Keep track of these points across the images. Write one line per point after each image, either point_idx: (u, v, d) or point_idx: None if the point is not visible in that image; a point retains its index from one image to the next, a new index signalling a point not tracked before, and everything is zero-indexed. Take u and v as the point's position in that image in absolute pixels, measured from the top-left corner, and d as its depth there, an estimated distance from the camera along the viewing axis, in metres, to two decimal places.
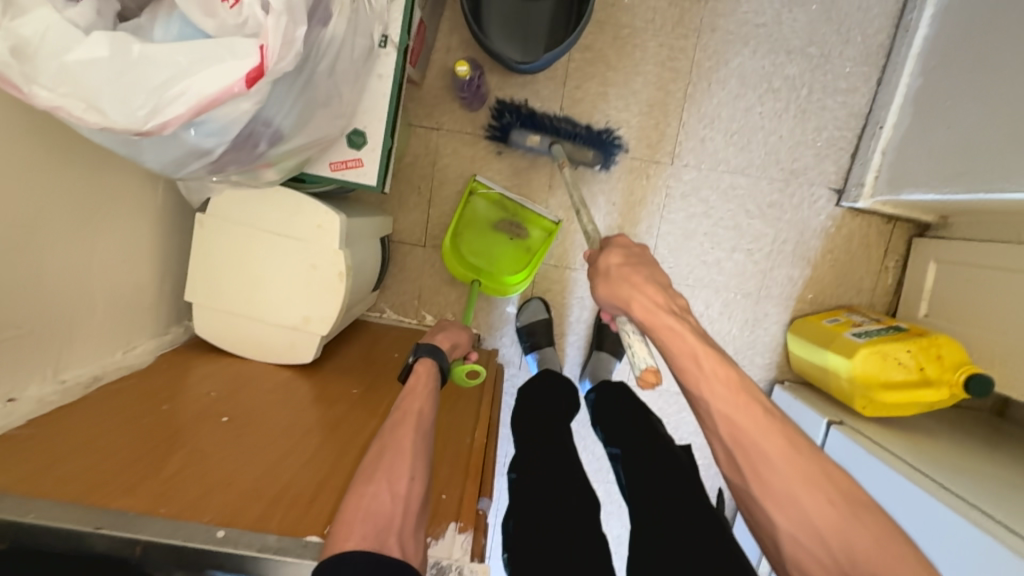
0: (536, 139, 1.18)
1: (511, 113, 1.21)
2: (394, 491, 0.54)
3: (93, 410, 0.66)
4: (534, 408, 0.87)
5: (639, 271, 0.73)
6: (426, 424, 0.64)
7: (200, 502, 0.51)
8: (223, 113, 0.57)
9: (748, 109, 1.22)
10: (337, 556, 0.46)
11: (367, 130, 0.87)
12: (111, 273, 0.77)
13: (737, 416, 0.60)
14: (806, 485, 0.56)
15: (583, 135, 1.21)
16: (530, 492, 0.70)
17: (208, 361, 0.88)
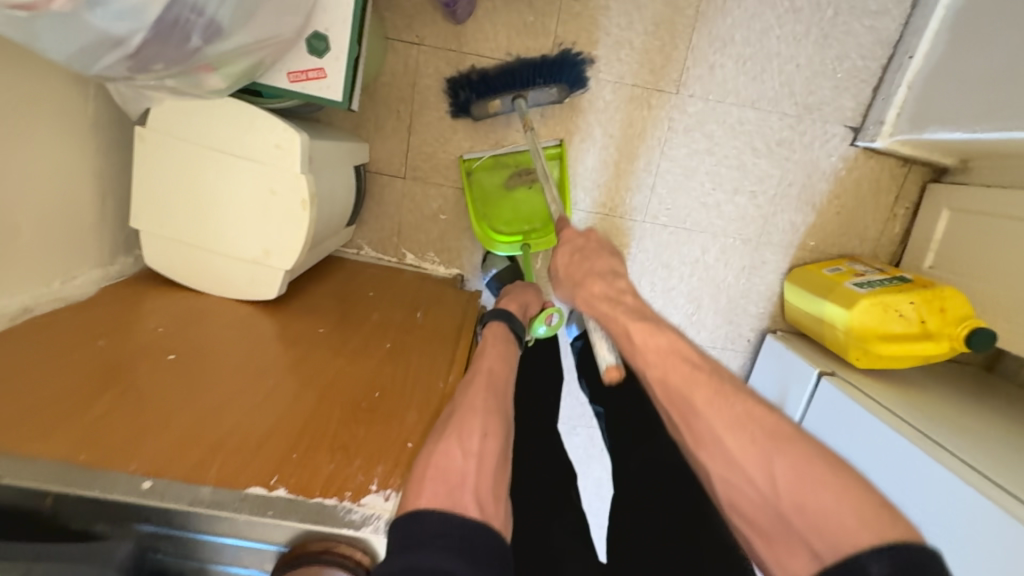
0: (500, 97, 1.08)
1: (464, 87, 1.10)
2: (465, 448, 0.49)
3: (19, 344, 0.59)
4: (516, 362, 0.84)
5: (583, 262, 0.74)
6: (500, 384, 0.61)
7: (125, 447, 0.46)
8: None
9: (765, 31, 1.10)
10: (410, 515, 0.42)
11: (330, 34, 0.75)
12: (34, 195, 0.67)
13: (667, 377, 0.55)
14: (729, 425, 0.48)
15: (543, 65, 1.07)
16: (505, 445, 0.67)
17: (160, 295, 0.81)
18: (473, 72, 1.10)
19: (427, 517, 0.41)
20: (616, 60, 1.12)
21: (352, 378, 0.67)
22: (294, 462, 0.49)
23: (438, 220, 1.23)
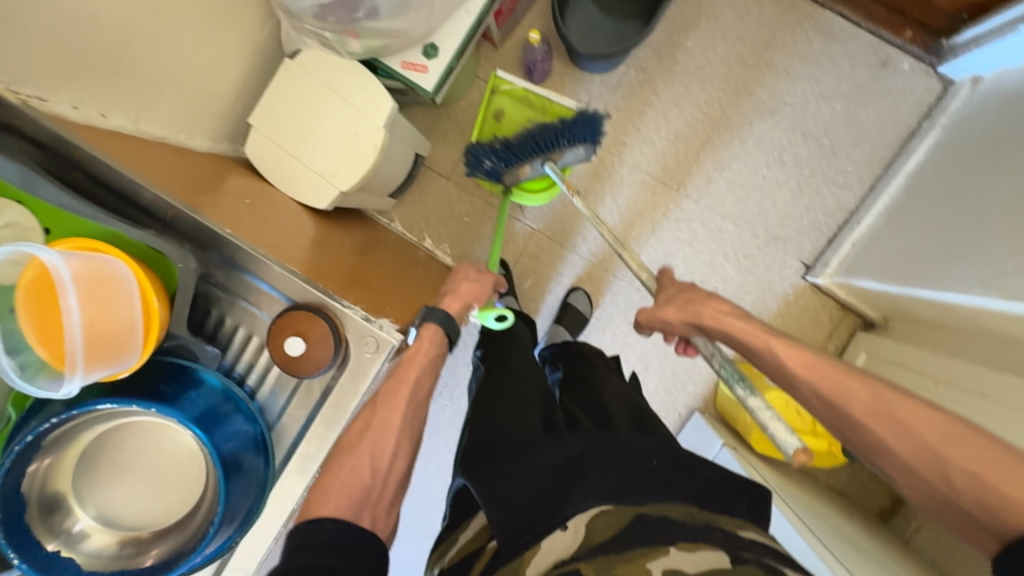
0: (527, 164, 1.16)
1: (488, 156, 1.16)
2: (374, 466, 0.63)
3: (155, 151, 0.83)
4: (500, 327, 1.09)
5: (689, 293, 0.86)
6: (420, 396, 0.71)
7: (217, 218, 0.68)
8: None
9: (755, 170, 1.40)
10: (312, 519, 0.56)
11: (441, 47, 1.04)
12: (201, 69, 0.94)
13: (835, 395, 0.70)
14: (894, 433, 0.67)
15: (565, 126, 1.11)
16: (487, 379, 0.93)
17: (244, 174, 1.04)
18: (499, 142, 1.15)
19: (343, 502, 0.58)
20: (639, 152, 1.42)
21: (357, 270, 0.89)
22: (312, 271, 0.72)
23: (462, 221, 1.48)
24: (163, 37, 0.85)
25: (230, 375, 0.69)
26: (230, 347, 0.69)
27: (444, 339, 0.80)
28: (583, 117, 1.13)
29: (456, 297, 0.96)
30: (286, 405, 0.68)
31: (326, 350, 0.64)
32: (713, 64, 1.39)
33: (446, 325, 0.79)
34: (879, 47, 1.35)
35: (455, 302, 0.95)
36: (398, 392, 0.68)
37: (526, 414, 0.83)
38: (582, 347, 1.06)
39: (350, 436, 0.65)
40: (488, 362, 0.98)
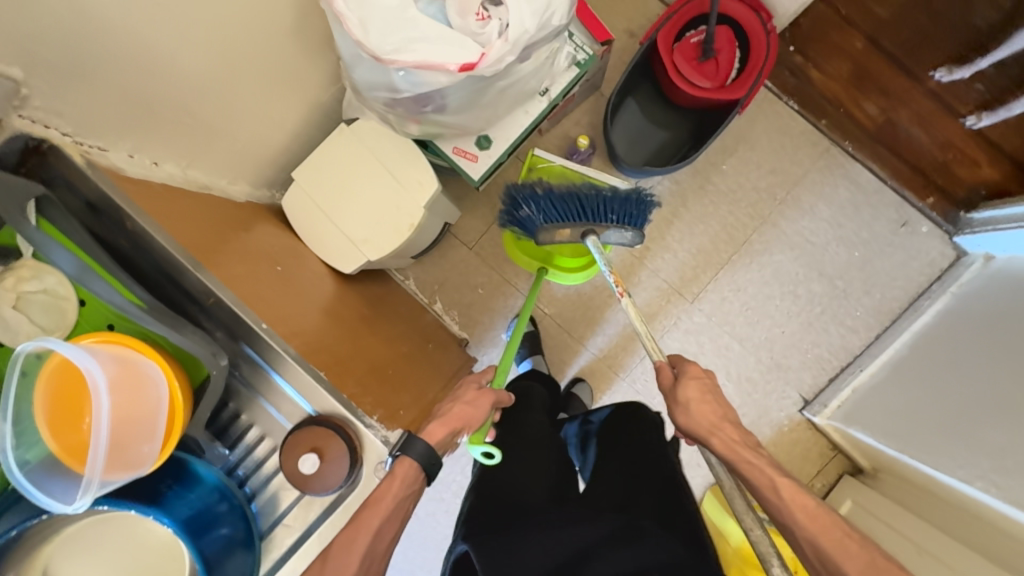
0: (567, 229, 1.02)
1: (530, 202, 1.04)
2: None
3: (199, 204, 0.82)
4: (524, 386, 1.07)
5: (706, 398, 0.82)
6: (382, 547, 0.58)
7: (252, 304, 0.66)
8: (428, 77, 0.77)
9: (767, 297, 1.43)
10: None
11: (494, 141, 1.06)
12: (260, 124, 0.94)
13: (821, 539, 0.69)
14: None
15: (617, 198, 1.00)
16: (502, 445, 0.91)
17: (276, 225, 1.03)
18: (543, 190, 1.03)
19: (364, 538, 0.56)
20: (659, 258, 1.45)
21: (374, 354, 0.88)
22: (336, 372, 0.68)
23: (475, 291, 1.48)
24: (233, 98, 0.84)
25: (232, 472, 0.64)
26: (240, 442, 0.64)
27: (423, 475, 0.62)
28: (637, 198, 1.02)
29: (448, 421, 0.74)
30: (285, 515, 0.63)
31: (338, 473, 0.60)
32: (745, 189, 1.43)
33: (427, 461, 0.61)
34: (903, 205, 1.39)
35: (442, 428, 0.74)
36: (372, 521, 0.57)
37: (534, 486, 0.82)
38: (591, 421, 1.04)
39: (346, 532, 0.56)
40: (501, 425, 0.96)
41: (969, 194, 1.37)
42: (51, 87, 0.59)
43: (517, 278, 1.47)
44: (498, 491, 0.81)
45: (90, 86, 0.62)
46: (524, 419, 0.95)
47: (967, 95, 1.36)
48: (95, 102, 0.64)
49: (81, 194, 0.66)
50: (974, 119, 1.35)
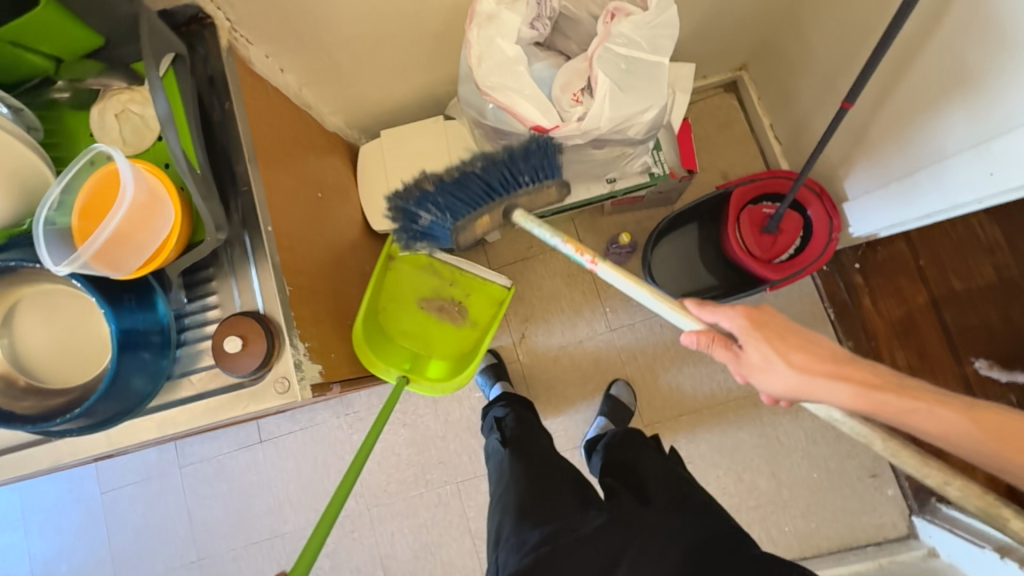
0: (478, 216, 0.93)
1: (425, 207, 0.95)
2: None
3: (293, 116, 0.97)
4: (524, 418, 1.23)
5: (798, 346, 0.76)
6: None
7: (273, 210, 0.78)
8: (509, 121, 0.92)
9: (713, 464, 1.44)
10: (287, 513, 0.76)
11: (547, 196, 1.16)
12: (376, 83, 1.09)
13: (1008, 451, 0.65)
14: None
15: (517, 155, 0.88)
16: (524, 464, 1.06)
17: (344, 163, 1.18)
18: (434, 194, 0.94)
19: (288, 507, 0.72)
20: (639, 373, 1.49)
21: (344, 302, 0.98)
22: (298, 296, 0.79)
23: None
24: (365, 55, 0.99)
25: (181, 317, 0.73)
26: (201, 300, 0.73)
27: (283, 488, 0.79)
28: (533, 142, 0.87)
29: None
30: (195, 373, 0.72)
31: (249, 366, 0.68)
32: None
33: None
34: (881, 459, 1.38)
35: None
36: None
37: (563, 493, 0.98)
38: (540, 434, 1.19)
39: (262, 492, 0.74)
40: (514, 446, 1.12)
41: None
42: None
43: (513, 317, 1.56)
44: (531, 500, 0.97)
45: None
46: (536, 441, 1.15)
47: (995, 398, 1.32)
48: (261, 8, 0.79)
49: (210, 65, 0.75)
50: None
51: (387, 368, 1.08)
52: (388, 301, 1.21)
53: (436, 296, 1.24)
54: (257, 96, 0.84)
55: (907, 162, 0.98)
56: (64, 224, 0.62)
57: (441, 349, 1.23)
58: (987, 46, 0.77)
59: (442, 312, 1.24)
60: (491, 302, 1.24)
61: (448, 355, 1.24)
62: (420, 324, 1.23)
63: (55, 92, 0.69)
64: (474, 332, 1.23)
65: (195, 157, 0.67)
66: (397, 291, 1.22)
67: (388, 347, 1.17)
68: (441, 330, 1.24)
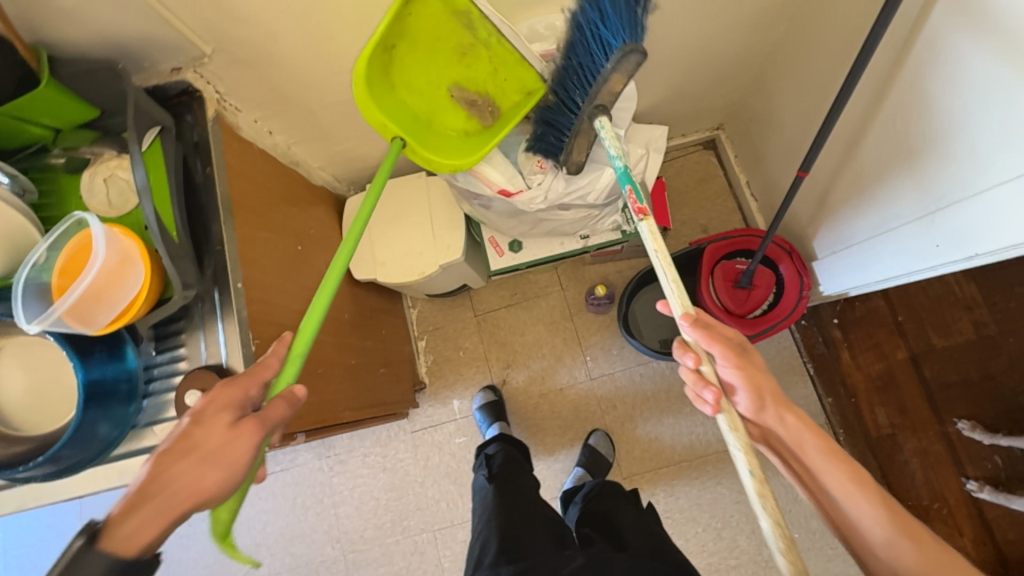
0: (602, 70, 0.74)
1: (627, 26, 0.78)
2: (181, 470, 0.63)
3: (278, 173, 1.03)
4: (511, 450, 1.27)
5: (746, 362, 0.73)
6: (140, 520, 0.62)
7: (246, 266, 0.82)
8: (472, 184, 0.98)
9: (691, 520, 1.41)
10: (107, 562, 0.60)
11: (523, 249, 1.21)
12: (361, 142, 1.16)
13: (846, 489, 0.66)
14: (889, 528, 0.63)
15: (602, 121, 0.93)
16: (502, 494, 1.10)
17: (329, 214, 1.24)
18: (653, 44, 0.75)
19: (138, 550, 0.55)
20: (618, 423, 1.49)
21: (316, 350, 1.01)
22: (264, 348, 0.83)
23: (457, 352, 1.60)
24: (350, 119, 1.06)
25: (149, 368, 0.76)
26: (170, 351, 0.76)
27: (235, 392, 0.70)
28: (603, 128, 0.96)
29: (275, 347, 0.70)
30: (160, 422, 0.75)
31: None
32: None
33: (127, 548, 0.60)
34: None
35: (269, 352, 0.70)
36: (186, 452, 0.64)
37: (537, 526, 1.00)
38: (521, 463, 1.23)
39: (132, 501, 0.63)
40: (497, 481, 1.15)
41: None
42: (226, 65, 0.82)
43: (495, 363, 1.58)
44: (509, 524, 1.01)
45: (247, 70, 0.85)
46: (521, 476, 1.18)
47: (981, 461, 1.32)
48: (249, 80, 0.87)
49: (196, 132, 0.81)
50: (975, 485, 1.29)
51: (382, 121, 0.81)
52: (402, 47, 0.82)
53: (458, 51, 0.84)
54: (241, 158, 0.90)
55: (865, 228, 1.01)
56: (46, 281, 0.66)
57: (450, 122, 0.90)
58: (923, 127, 0.81)
59: (469, 104, 0.89)
60: (518, 89, 0.89)
61: (453, 132, 0.90)
62: (430, 88, 0.87)
63: (53, 157, 0.75)
64: (490, 122, 0.91)
65: (172, 221, 0.73)
66: (422, 30, 0.81)
67: (389, 101, 0.83)
68: (460, 125, 0.90)
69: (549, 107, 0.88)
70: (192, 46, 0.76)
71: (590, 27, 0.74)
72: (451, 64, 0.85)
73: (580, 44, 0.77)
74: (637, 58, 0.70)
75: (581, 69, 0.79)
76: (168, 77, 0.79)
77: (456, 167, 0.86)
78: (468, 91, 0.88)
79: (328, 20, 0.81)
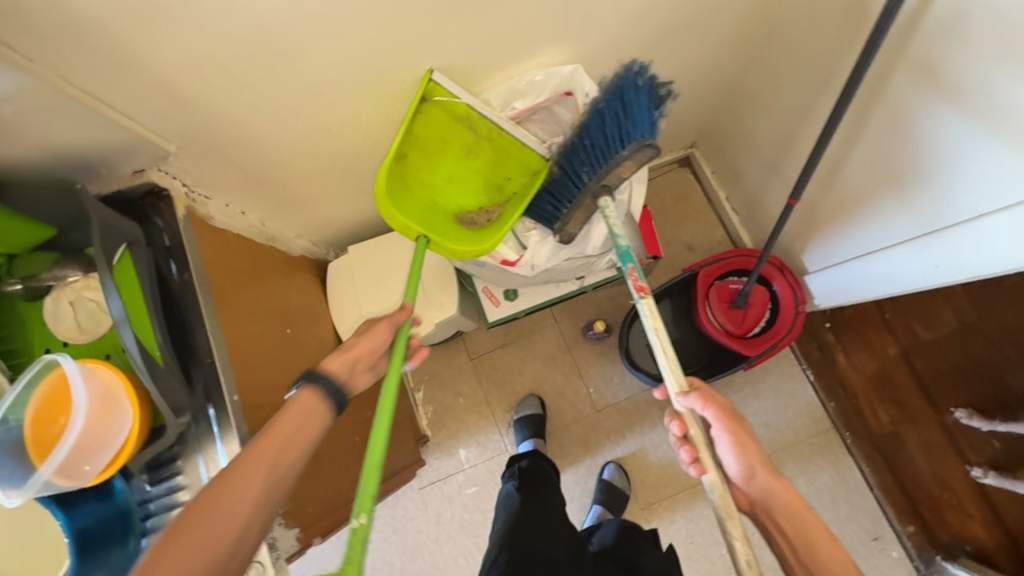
0: (620, 156, 0.84)
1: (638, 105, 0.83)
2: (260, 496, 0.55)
3: (256, 254, 0.97)
4: (538, 465, 1.20)
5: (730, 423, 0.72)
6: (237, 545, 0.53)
7: (239, 370, 0.76)
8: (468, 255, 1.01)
9: (714, 542, 1.40)
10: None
11: (519, 297, 1.18)
12: (339, 207, 1.11)
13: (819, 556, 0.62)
14: None
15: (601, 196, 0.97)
16: (530, 508, 1.05)
17: (313, 283, 1.18)
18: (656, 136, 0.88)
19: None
20: (629, 452, 1.47)
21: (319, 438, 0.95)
22: None
23: (456, 399, 1.55)
24: (327, 188, 1.01)
25: (145, 503, 0.68)
26: (166, 482, 0.69)
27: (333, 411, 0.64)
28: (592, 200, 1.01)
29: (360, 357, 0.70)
30: None
31: None
32: None
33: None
34: (881, 519, 1.39)
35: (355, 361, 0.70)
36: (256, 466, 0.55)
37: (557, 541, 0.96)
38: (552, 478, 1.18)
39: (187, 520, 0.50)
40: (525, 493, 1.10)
41: (951, 541, 1.33)
42: (193, 158, 0.76)
43: (497, 405, 1.54)
44: (536, 535, 0.96)
45: (215, 160, 0.79)
46: (548, 492, 1.13)
47: (980, 445, 1.35)
48: (218, 168, 0.81)
49: (168, 235, 0.75)
50: (979, 471, 1.31)
51: (401, 221, 0.88)
52: (412, 153, 0.90)
53: (466, 148, 0.91)
54: (218, 251, 0.84)
55: (856, 245, 1.02)
56: (18, 434, 0.60)
57: (467, 211, 0.96)
58: (908, 152, 0.82)
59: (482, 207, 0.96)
60: (524, 170, 0.94)
61: (470, 218, 0.95)
62: (443, 184, 0.94)
63: (7, 285, 0.67)
64: (502, 206, 0.96)
65: (154, 341, 0.66)
66: (429, 137, 0.89)
67: (405, 202, 0.90)
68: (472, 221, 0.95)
69: (553, 178, 0.92)
70: (156, 147, 0.70)
71: (608, 116, 0.83)
72: (461, 161, 0.92)
73: (597, 127, 0.85)
74: (653, 152, 0.83)
75: (593, 148, 0.86)
76: (132, 180, 0.73)
77: (473, 251, 0.91)
78: (478, 180, 0.94)
79: (300, 101, 0.76)
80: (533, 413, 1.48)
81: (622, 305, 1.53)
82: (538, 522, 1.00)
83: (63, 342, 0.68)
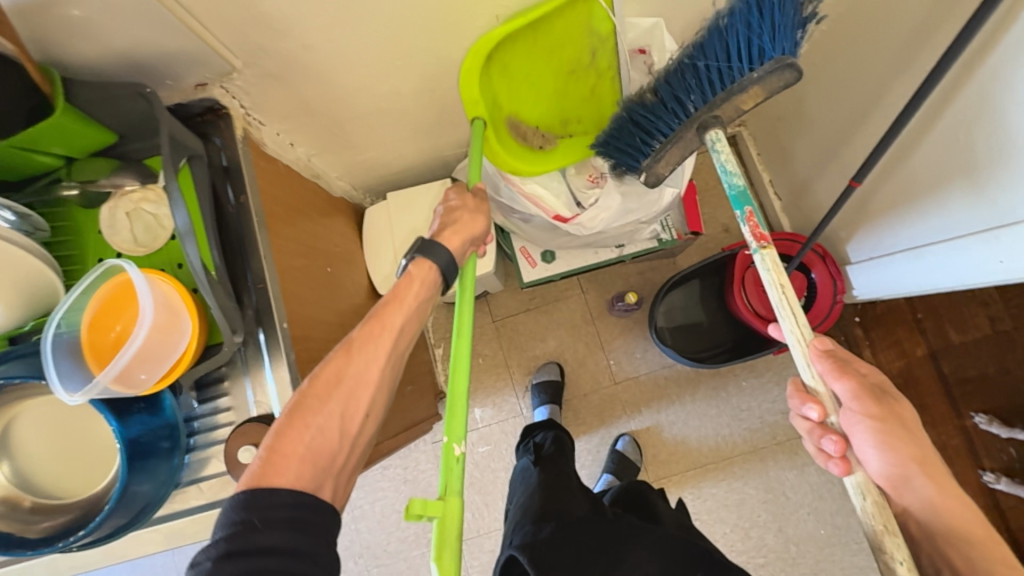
0: (745, 77, 0.69)
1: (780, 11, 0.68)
2: (346, 424, 0.61)
3: (303, 189, 0.95)
4: (557, 437, 1.16)
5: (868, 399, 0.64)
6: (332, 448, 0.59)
7: (287, 300, 0.76)
8: (522, 209, 1.00)
9: (719, 520, 1.43)
10: (266, 488, 0.53)
11: (556, 260, 1.17)
12: (385, 151, 1.09)
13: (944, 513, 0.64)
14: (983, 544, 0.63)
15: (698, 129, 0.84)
16: (552, 475, 1.02)
17: (350, 226, 1.16)
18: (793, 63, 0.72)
19: (282, 494, 0.52)
20: (644, 427, 1.48)
21: None
22: None
23: (476, 359, 1.56)
24: (378, 129, 0.99)
25: (190, 420, 0.70)
26: (212, 402, 0.70)
27: (439, 283, 0.72)
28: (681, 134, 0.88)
29: (461, 231, 0.75)
30: (204, 480, 0.69)
31: None
32: (753, 413, 1.46)
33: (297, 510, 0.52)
34: None
35: (457, 236, 0.74)
36: (378, 342, 0.64)
37: (576, 490, 0.97)
38: (566, 446, 1.14)
39: (318, 390, 0.60)
40: (543, 462, 1.07)
41: None
42: (255, 79, 0.74)
43: (516, 369, 1.54)
44: (556, 492, 0.96)
45: (276, 84, 0.77)
46: (566, 460, 1.10)
47: (997, 453, 1.35)
48: (277, 94, 0.79)
49: (225, 155, 0.74)
50: (992, 476, 1.32)
51: (470, 96, 0.80)
52: (517, 52, 0.81)
53: (569, 68, 0.87)
54: (270, 180, 0.83)
55: (911, 236, 1.00)
56: (73, 338, 0.59)
57: (525, 124, 0.95)
58: (987, 142, 0.80)
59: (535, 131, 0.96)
60: (594, 118, 0.97)
61: (524, 133, 0.95)
62: (522, 81, 0.87)
63: (64, 189, 0.65)
64: (557, 136, 0.99)
65: (211, 259, 0.65)
66: (551, 38, 0.80)
67: (485, 82, 0.83)
68: (517, 137, 0.95)
69: (646, 106, 0.81)
70: (223, 62, 0.68)
71: (735, 34, 0.70)
72: (555, 78, 0.88)
73: (717, 45, 0.72)
74: (791, 75, 0.66)
75: (707, 66, 0.73)
76: (193, 95, 0.71)
77: (517, 171, 0.94)
78: (553, 103, 0.93)
79: (372, 31, 0.73)
80: (553, 379, 1.48)
81: (651, 280, 1.51)
82: (558, 480, 1.00)
83: (116, 253, 0.66)
